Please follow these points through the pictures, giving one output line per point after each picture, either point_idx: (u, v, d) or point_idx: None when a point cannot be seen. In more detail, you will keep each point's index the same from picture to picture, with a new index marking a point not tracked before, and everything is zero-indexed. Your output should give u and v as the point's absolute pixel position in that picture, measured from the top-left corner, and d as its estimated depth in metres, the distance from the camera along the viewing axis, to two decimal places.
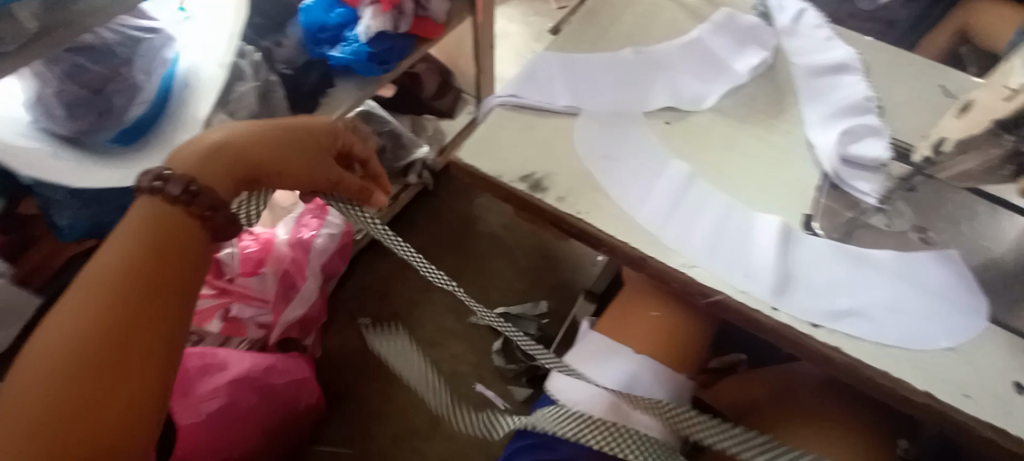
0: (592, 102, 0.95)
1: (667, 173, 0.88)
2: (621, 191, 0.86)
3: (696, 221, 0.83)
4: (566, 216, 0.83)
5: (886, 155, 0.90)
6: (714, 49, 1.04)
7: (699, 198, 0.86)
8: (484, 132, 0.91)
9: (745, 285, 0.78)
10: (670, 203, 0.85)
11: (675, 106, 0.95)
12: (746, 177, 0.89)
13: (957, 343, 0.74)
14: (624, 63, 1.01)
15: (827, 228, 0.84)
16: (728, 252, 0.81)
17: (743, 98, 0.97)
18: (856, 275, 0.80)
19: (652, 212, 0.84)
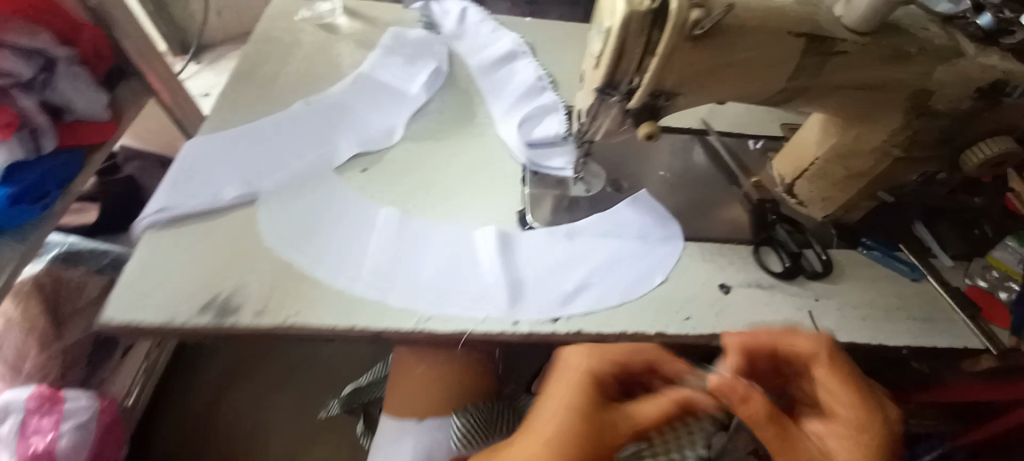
0: (383, 121, 0.78)
1: (407, 188, 0.73)
2: (328, 223, 0.68)
3: (441, 244, 0.68)
4: (318, 257, 0.66)
5: (710, 176, 0.82)
6: (494, 72, 0.91)
7: (416, 223, 0.70)
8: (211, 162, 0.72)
9: (480, 313, 0.63)
10: (408, 231, 0.69)
11: (432, 104, 0.84)
12: (518, 186, 0.76)
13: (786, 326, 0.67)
14: (453, 88, 0.87)
15: (755, 203, 0.78)
16: (468, 282, 0.65)
17: (537, 117, 0.83)
18: (649, 261, 0.71)
19: (406, 245, 0.67)
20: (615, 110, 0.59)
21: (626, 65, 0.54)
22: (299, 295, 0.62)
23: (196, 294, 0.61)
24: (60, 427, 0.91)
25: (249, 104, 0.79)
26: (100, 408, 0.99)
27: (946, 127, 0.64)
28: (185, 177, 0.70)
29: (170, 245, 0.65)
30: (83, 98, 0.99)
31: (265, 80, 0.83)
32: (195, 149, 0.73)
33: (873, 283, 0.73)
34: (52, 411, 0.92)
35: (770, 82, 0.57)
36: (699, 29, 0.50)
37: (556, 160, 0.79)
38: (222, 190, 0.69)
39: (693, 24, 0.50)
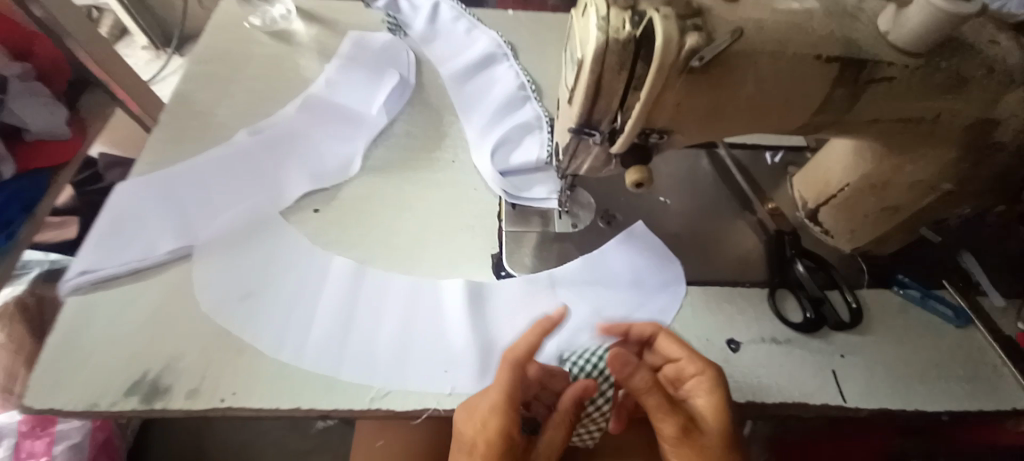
0: (330, 156, 0.69)
1: (365, 233, 0.65)
2: (272, 281, 0.60)
3: (403, 300, 0.60)
4: (253, 320, 0.58)
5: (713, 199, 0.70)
6: (461, 83, 0.80)
7: (373, 277, 0.61)
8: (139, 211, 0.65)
9: (446, 385, 0.55)
10: (364, 287, 0.60)
11: (396, 126, 0.74)
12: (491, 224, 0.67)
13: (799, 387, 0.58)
14: (415, 105, 0.77)
15: (771, 235, 0.67)
16: (434, 348, 0.57)
17: (508, 139, 0.72)
18: (636, 313, 0.61)
19: (363, 304, 0.59)
20: (596, 150, 0.49)
21: (606, 103, 0.43)
22: (243, 371, 0.54)
23: (123, 372, 0.54)
24: (51, 451, 0.84)
25: (190, 140, 0.72)
26: (95, 424, 0.89)
27: (1007, 160, 0.52)
28: (115, 230, 0.62)
29: (98, 313, 0.57)
30: (43, 118, 0.86)
31: (210, 109, 0.75)
32: (126, 194, 0.65)
33: (907, 332, 0.62)
34: (44, 433, 0.85)
35: (787, 117, 0.45)
36: (696, 61, 0.38)
37: (537, 190, 0.69)
38: (154, 243, 0.61)
39: (689, 55, 0.38)
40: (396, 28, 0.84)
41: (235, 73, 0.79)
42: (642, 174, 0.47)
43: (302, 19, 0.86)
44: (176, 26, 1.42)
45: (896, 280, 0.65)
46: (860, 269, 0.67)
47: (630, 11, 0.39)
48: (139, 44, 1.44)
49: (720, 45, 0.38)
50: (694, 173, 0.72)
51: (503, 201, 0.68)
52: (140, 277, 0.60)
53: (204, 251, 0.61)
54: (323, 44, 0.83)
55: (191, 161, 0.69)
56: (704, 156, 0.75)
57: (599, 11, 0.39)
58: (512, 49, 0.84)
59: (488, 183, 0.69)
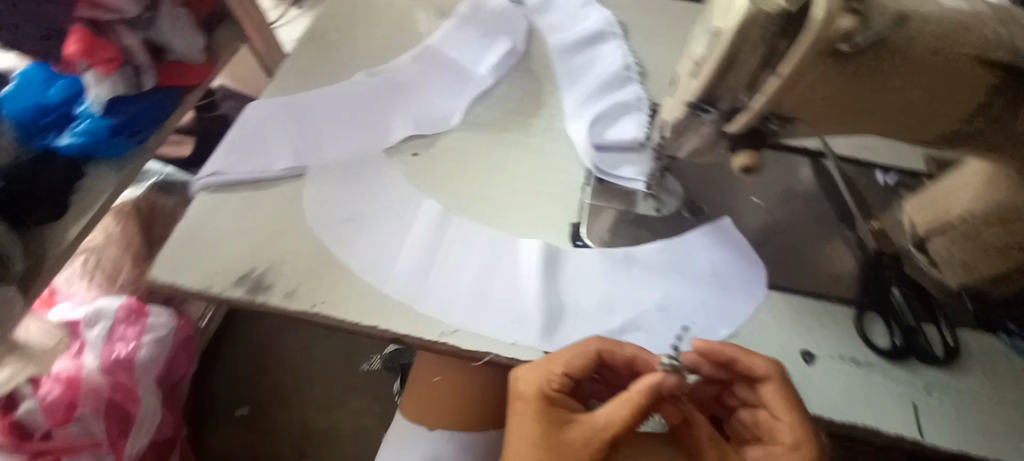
0: (436, 110, 0.73)
1: (456, 183, 0.68)
2: (367, 212, 0.65)
3: (481, 251, 0.63)
4: (345, 244, 0.62)
5: (806, 211, 0.67)
6: (570, 56, 0.80)
7: (459, 225, 0.65)
8: (257, 127, 0.71)
9: (511, 335, 0.57)
10: (449, 233, 0.64)
11: (499, 87, 0.77)
12: (570, 199, 0.68)
13: (877, 409, 0.55)
14: (520, 72, 0.79)
15: (871, 256, 0.63)
16: (505, 299, 0.59)
17: (608, 115, 0.73)
18: (703, 306, 0.61)
19: (445, 247, 0.63)
20: (707, 129, 0.48)
21: (733, 80, 0.43)
22: (334, 285, 0.59)
23: (236, 264, 0.61)
24: (141, 338, 0.92)
25: (317, 73, 0.77)
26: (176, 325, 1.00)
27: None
28: (243, 142, 0.69)
29: (223, 211, 0.65)
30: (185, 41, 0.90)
31: (334, 46, 0.80)
32: (255, 113, 0.72)
33: (1009, 386, 0.57)
34: (137, 322, 0.93)
35: (925, 123, 0.43)
36: (846, 45, 0.37)
37: (627, 170, 0.69)
38: (274, 159, 0.68)
39: (840, 38, 0.37)
40: None
41: (359, 17, 0.84)
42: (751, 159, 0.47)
43: None
44: None
45: (1003, 326, 0.60)
46: (964, 306, 0.62)
47: None
48: None
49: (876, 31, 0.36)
50: (794, 180, 0.70)
51: (590, 176, 0.70)
52: (258, 186, 0.66)
53: (313, 173, 0.67)
54: (440, 3, 0.87)
55: (310, 91, 0.74)
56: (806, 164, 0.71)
57: None
58: (622, 29, 0.83)
59: (581, 156, 0.71)
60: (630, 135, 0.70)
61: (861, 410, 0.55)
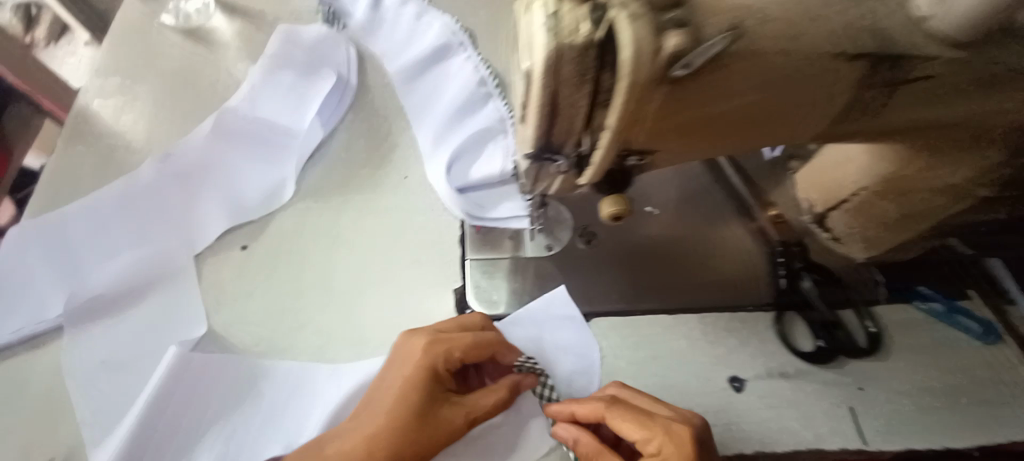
0: (260, 188, 0.59)
1: (303, 274, 0.55)
2: (198, 344, 0.51)
3: (353, 356, 0.51)
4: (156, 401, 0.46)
5: (702, 212, 0.62)
6: (415, 80, 0.68)
7: (315, 329, 0.53)
8: (19, 264, 0.53)
9: None
10: (307, 345, 0.52)
11: (337, 138, 0.63)
12: (447, 259, 0.57)
13: (814, 421, 0.51)
14: (359, 111, 0.66)
15: (772, 251, 0.59)
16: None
17: (469, 148, 0.62)
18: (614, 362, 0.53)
19: (304, 366, 0.51)
20: (562, 178, 0.39)
21: (565, 126, 0.33)
22: (162, 458, 0.46)
23: (33, 460, 0.47)
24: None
25: (93, 172, 0.61)
26: None
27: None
28: (2, 289, 0.52)
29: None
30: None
31: (120, 130, 0.64)
32: (13, 246, 0.53)
33: (928, 354, 0.55)
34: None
35: (798, 127, 0.36)
36: (685, 67, 0.28)
37: (505, 207, 0.59)
38: (51, 301, 0.53)
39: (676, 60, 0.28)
40: (332, 17, 0.71)
41: (146, 84, 0.67)
42: (619, 206, 0.38)
43: (223, 11, 0.73)
44: None
45: (918, 292, 0.58)
46: (875, 282, 0.59)
47: (587, 5, 0.28)
48: None
49: (714, 48, 0.28)
50: (687, 177, 0.63)
51: (464, 224, 0.58)
52: (38, 343, 0.52)
53: (104, 307, 0.53)
54: (248, 42, 0.71)
55: (91, 196, 0.57)
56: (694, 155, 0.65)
57: (546, 6, 0.29)
58: (469, 34, 0.71)
59: (445, 202, 0.59)
60: (498, 167, 0.60)
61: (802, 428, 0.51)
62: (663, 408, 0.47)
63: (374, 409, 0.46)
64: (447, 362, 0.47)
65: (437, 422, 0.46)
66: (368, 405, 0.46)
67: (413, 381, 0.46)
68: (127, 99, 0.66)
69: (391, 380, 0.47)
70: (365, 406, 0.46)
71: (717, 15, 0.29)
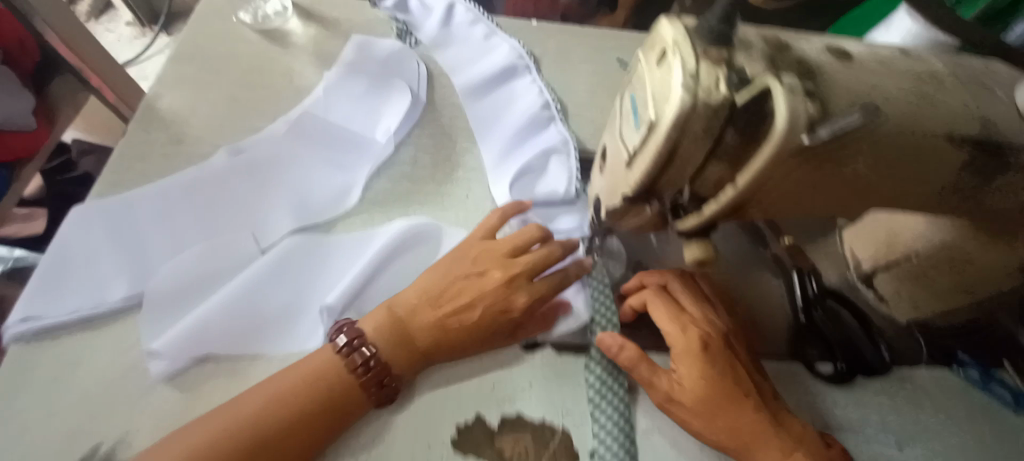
0: (329, 186, 0.60)
1: (362, 235, 0.57)
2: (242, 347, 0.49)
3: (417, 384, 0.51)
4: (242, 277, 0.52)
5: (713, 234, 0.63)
6: (481, 95, 0.69)
7: (377, 268, 0.54)
8: (78, 238, 0.54)
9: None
10: (380, 289, 0.54)
11: (404, 150, 0.65)
12: None
13: None
14: (426, 124, 0.68)
15: (805, 307, 0.58)
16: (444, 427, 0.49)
17: (532, 170, 0.63)
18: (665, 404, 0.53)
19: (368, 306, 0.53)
20: (650, 219, 0.41)
21: (676, 174, 0.35)
22: (202, 405, 0.47)
23: (78, 440, 0.46)
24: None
25: (164, 155, 0.62)
26: None
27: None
28: (66, 265, 0.52)
29: (50, 366, 0.49)
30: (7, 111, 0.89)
31: (192, 117, 0.65)
32: (78, 222, 0.54)
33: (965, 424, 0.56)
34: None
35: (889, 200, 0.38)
36: (824, 132, 0.30)
37: (562, 227, 0.61)
38: (105, 286, 0.51)
39: (799, 128, 0.30)
40: (406, 33, 0.74)
41: (220, 76, 0.69)
42: (704, 254, 0.40)
43: (299, 16, 0.75)
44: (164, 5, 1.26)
45: (956, 357, 0.60)
46: (917, 346, 0.60)
47: (724, 67, 0.31)
48: (124, 20, 1.33)
49: (852, 120, 0.30)
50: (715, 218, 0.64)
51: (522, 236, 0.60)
52: (93, 327, 0.50)
53: (161, 302, 0.51)
54: (320, 47, 0.73)
55: (161, 181, 0.58)
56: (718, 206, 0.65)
57: (686, 64, 0.31)
58: (535, 60, 0.73)
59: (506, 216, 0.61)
60: (563, 189, 0.62)
61: None
62: (665, 322, 0.52)
63: (468, 302, 0.49)
64: (512, 259, 0.51)
65: (516, 262, 0.51)
66: (476, 252, 0.52)
67: (500, 282, 0.50)
68: (199, 88, 0.68)
69: (483, 231, 0.54)
70: (473, 250, 0.52)
71: (839, 88, 0.32)
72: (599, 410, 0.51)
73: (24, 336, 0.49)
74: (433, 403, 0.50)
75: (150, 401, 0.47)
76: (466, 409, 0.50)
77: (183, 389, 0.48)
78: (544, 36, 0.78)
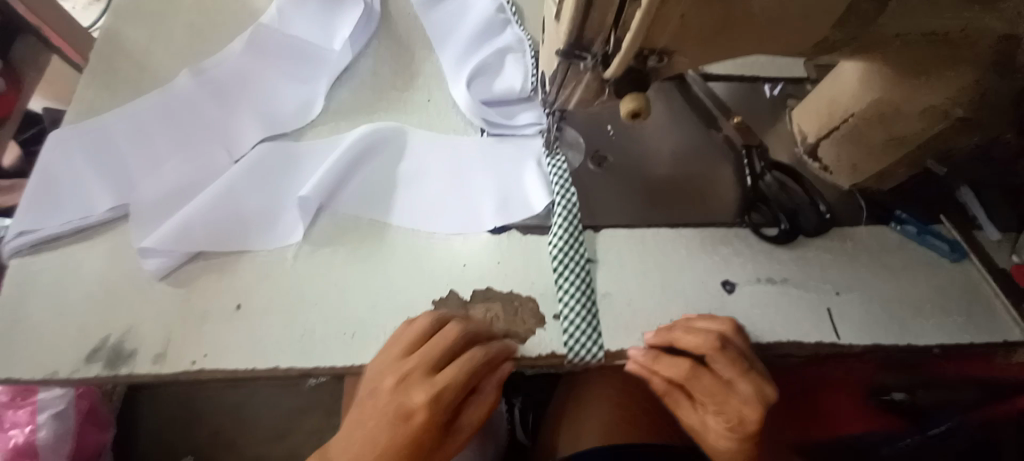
0: (293, 99, 0.62)
1: (329, 141, 0.60)
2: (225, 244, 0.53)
3: (390, 269, 0.54)
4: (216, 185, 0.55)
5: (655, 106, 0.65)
6: (436, 3, 0.70)
7: (345, 168, 0.57)
8: (59, 159, 0.56)
9: None
10: (349, 188, 0.58)
11: (364, 62, 0.66)
12: (454, 159, 0.61)
13: (794, 328, 0.56)
14: (384, 36, 0.69)
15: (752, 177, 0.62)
16: (418, 300, 0.53)
17: (489, 71, 0.65)
18: (622, 273, 0.57)
19: (341, 204, 0.57)
20: (587, 78, 0.43)
21: (598, 17, 0.37)
22: (196, 296, 0.52)
23: (85, 334, 0.50)
24: (37, 419, 0.77)
25: (128, 81, 0.63)
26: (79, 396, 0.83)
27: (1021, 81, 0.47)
28: (53, 184, 0.55)
29: (51, 276, 0.53)
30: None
31: (151, 45, 0.66)
32: (56, 146, 0.57)
33: (904, 271, 0.61)
34: (26, 402, 0.78)
35: (805, 33, 0.40)
36: None
37: (521, 122, 0.64)
38: (90, 199, 0.55)
39: None
40: None
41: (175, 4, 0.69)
42: (637, 103, 0.41)
43: None
44: None
45: (895, 216, 0.63)
46: (859, 207, 0.63)
47: None
48: None
49: None
50: (672, 103, 0.66)
51: (484, 133, 0.63)
52: (87, 236, 0.54)
53: (146, 210, 0.55)
54: None
55: (128, 105, 0.60)
56: (674, 90, 0.67)
57: None
58: None
59: (467, 115, 0.63)
60: (519, 84, 0.64)
61: (779, 326, 0.56)
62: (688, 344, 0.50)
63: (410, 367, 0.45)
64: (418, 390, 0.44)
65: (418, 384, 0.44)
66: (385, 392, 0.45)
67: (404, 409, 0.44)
68: (155, 18, 0.68)
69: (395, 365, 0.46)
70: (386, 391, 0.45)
71: None
72: (562, 278, 0.55)
73: (24, 250, 0.53)
74: (406, 285, 0.54)
75: (147, 297, 0.52)
76: (439, 287, 0.54)
77: (176, 284, 0.52)
78: None
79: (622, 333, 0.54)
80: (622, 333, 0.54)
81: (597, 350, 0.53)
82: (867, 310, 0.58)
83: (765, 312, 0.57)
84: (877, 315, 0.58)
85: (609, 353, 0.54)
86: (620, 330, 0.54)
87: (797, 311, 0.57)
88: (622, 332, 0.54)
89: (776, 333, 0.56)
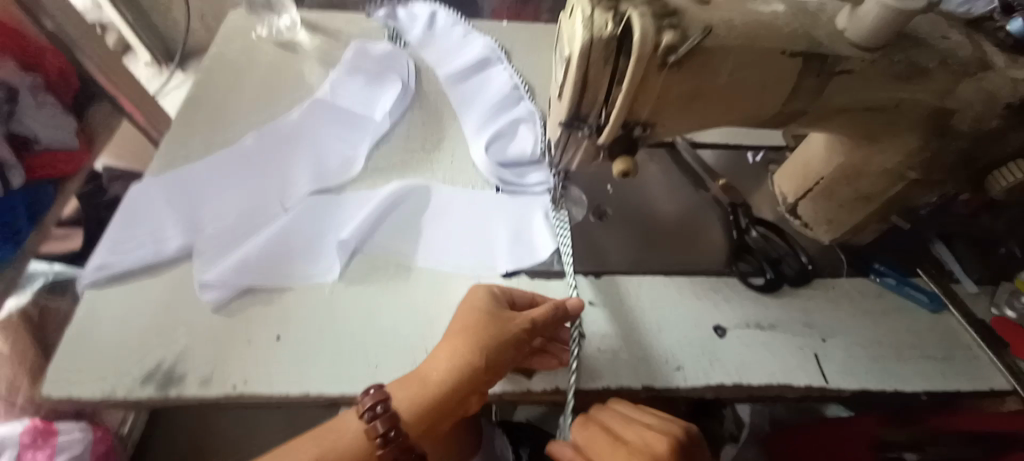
0: (337, 157, 0.73)
1: (365, 193, 0.70)
2: (272, 279, 0.61)
3: (412, 304, 0.61)
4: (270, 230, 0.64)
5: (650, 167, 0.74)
6: (461, 81, 0.83)
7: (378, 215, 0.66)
8: (138, 206, 0.66)
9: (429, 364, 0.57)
10: (381, 233, 0.66)
11: (398, 128, 0.78)
12: (472, 210, 0.70)
13: (782, 369, 0.60)
14: (415, 107, 0.81)
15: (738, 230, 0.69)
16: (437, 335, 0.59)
17: (505, 136, 0.76)
18: (621, 314, 0.63)
19: (372, 247, 0.65)
20: (585, 144, 0.52)
21: (592, 96, 0.47)
22: (243, 325, 0.59)
23: (143, 356, 0.57)
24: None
25: (200, 142, 0.75)
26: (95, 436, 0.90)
27: (961, 147, 0.55)
28: (131, 226, 0.65)
29: (118, 304, 0.60)
30: (54, 130, 0.91)
31: (220, 113, 0.78)
32: (138, 194, 0.68)
33: (884, 318, 0.65)
34: (46, 444, 0.83)
35: (763, 108, 0.49)
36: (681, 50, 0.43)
37: (532, 180, 0.73)
38: (163, 238, 0.64)
39: (665, 48, 0.42)
40: (396, 36, 0.88)
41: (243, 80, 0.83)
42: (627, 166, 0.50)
43: (306, 30, 0.90)
44: (181, 43, 1.38)
45: (874, 268, 0.68)
46: (839, 259, 0.69)
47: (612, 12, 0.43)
48: (142, 61, 1.40)
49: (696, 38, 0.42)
50: (664, 165, 0.75)
51: (499, 189, 0.72)
52: (156, 271, 0.63)
53: (207, 250, 0.63)
54: (326, 53, 0.86)
55: (200, 162, 0.71)
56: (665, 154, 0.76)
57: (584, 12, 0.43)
58: (506, 53, 0.87)
59: (485, 174, 0.73)
60: (530, 149, 0.74)
61: (767, 367, 0.60)
62: None
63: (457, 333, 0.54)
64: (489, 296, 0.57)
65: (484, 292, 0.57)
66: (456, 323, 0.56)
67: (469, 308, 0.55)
68: (225, 90, 0.81)
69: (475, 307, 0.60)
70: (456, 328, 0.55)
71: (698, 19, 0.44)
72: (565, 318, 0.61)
73: (100, 282, 0.62)
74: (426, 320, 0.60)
75: (200, 325, 0.59)
76: None
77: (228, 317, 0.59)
78: (514, 34, 0.91)
79: (622, 369, 0.59)
80: (621, 369, 0.59)
81: (597, 386, 0.58)
82: (851, 354, 0.62)
83: (755, 354, 0.61)
84: (860, 358, 0.62)
85: (609, 390, 0.58)
86: (619, 366, 0.59)
87: (784, 353, 0.62)
88: (621, 369, 0.59)
89: (765, 374, 0.60)
